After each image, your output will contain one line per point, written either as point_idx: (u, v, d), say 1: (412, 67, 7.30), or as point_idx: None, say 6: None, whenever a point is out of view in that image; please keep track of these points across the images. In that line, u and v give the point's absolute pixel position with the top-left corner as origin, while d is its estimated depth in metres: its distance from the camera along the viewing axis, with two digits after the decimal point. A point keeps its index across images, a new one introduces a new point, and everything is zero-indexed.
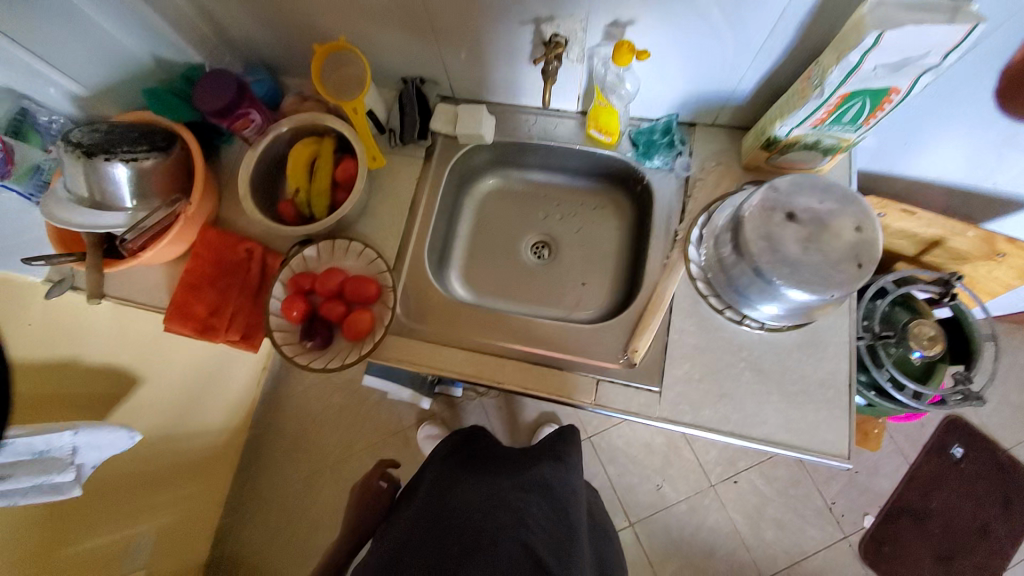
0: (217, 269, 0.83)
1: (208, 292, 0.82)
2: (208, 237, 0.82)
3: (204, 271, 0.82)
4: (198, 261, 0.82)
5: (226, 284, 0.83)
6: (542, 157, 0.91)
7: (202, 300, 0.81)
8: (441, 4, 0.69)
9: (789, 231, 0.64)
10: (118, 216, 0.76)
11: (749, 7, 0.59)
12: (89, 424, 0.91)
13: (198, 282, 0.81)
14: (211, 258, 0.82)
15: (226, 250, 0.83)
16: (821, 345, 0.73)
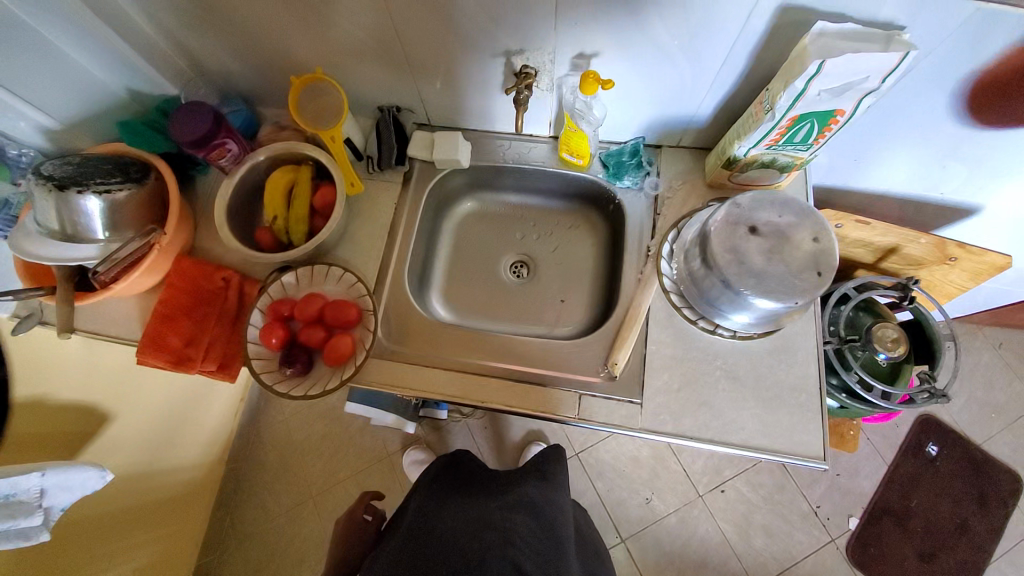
0: (192, 298, 0.82)
1: (183, 323, 0.81)
2: (183, 266, 0.82)
3: (180, 301, 0.81)
4: (174, 291, 0.81)
5: (202, 313, 0.82)
6: (517, 179, 0.93)
7: (177, 331, 0.80)
8: (414, 37, 0.72)
9: (753, 244, 0.67)
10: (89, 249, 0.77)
11: (703, 38, 0.64)
12: (59, 464, 0.88)
13: (173, 312, 0.80)
14: (187, 287, 0.82)
15: (202, 279, 0.82)
16: (792, 350, 0.76)
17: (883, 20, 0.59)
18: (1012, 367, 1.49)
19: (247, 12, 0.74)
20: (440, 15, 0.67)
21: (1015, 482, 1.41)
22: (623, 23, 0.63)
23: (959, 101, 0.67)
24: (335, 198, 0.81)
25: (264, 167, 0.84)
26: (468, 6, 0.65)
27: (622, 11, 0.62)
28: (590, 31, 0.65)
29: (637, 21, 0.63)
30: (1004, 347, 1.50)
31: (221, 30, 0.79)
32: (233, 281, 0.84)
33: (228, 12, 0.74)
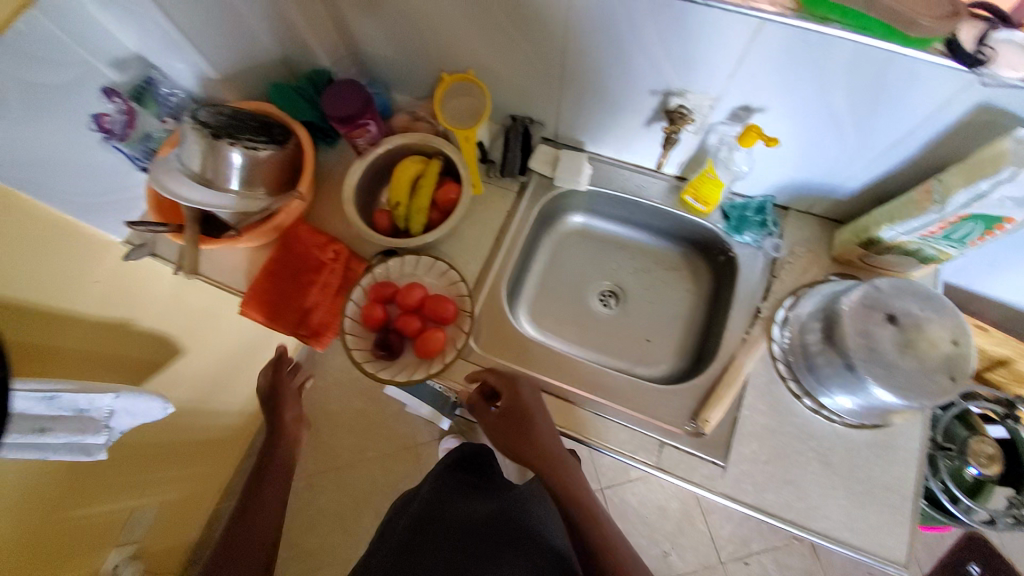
0: (302, 265, 0.85)
1: (289, 285, 0.85)
2: (298, 232, 0.86)
3: (289, 264, 0.85)
4: (286, 254, 0.86)
5: (302, 279, 0.85)
6: (628, 210, 0.93)
7: (282, 292, 0.85)
8: (577, 57, 0.73)
9: (886, 333, 0.64)
10: (225, 199, 0.78)
11: (884, 115, 0.62)
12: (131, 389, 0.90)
13: (282, 274, 0.85)
14: (299, 253, 0.85)
15: (312, 248, 0.85)
16: (891, 447, 0.72)
17: None
18: None
19: (420, 6, 0.76)
20: (613, 41, 0.67)
21: None
22: (804, 86, 0.62)
23: None
24: (458, 196, 0.83)
25: (394, 151, 0.86)
26: (645, 39, 0.65)
27: (810, 75, 0.61)
28: (764, 87, 0.65)
29: (818, 89, 0.62)
30: None
31: (387, 16, 0.81)
32: (341, 257, 0.86)
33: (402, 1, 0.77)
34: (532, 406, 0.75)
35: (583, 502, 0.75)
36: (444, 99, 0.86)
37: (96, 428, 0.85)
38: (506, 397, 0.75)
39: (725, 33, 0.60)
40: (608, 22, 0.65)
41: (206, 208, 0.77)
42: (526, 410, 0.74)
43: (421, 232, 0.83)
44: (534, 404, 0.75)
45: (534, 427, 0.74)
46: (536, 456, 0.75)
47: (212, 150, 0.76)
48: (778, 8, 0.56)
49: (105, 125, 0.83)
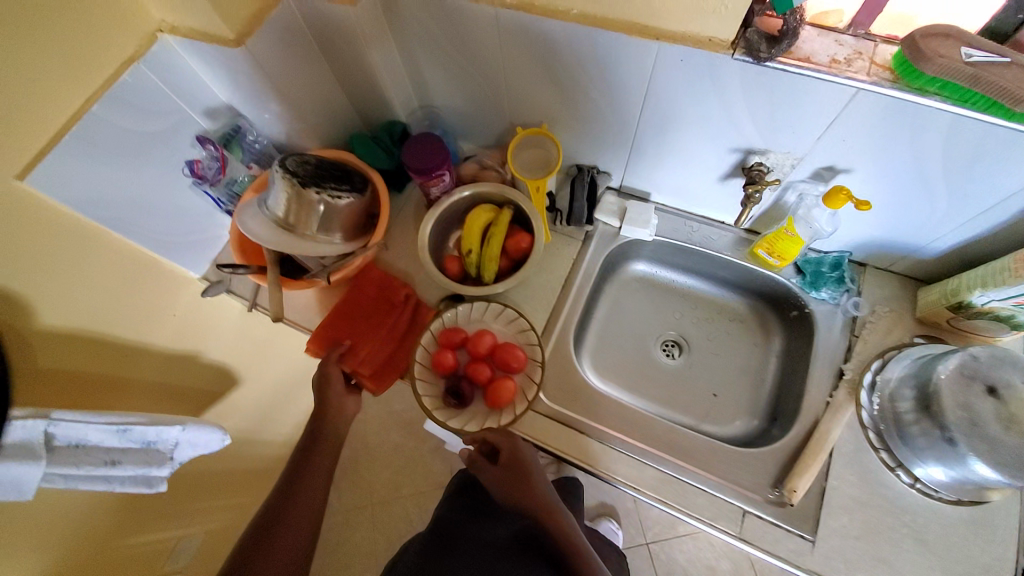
0: (376, 308, 0.87)
1: (360, 326, 0.86)
2: (376, 277, 0.88)
3: (364, 306, 0.86)
4: (361, 295, 0.87)
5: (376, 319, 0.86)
6: (694, 261, 0.92)
7: (353, 332, 0.85)
8: (656, 116, 0.74)
9: (989, 407, 0.61)
10: (269, 233, 0.79)
11: (979, 181, 0.61)
12: (198, 419, 0.78)
13: (354, 313, 0.86)
14: (374, 296, 0.87)
15: (388, 291, 0.87)
16: (995, 529, 0.67)
17: None
18: None
19: (502, 67, 0.80)
20: (696, 102, 0.68)
21: None
22: (894, 150, 0.62)
23: None
24: (529, 246, 0.84)
25: (466, 199, 0.88)
26: (730, 103, 0.66)
27: (901, 140, 0.60)
28: (850, 151, 0.65)
29: (909, 155, 0.62)
30: None
31: (467, 74, 0.86)
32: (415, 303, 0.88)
33: (483, 62, 0.81)
34: (527, 457, 0.73)
35: (582, 547, 0.71)
36: (517, 150, 0.87)
37: (161, 462, 0.73)
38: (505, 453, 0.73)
39: (815, 100, 0.60)
40: (693, 86, 0.66)
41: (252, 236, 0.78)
42: (523, 461, 0.72)
43: (490, 281, 0.84)
44: (527, 455, 0.73)
45: (534, 476, 0.72)
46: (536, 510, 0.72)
47: (300, 197, 0.79)
48: (874, 79, 0.56)
49: (198, 170, 0.87)
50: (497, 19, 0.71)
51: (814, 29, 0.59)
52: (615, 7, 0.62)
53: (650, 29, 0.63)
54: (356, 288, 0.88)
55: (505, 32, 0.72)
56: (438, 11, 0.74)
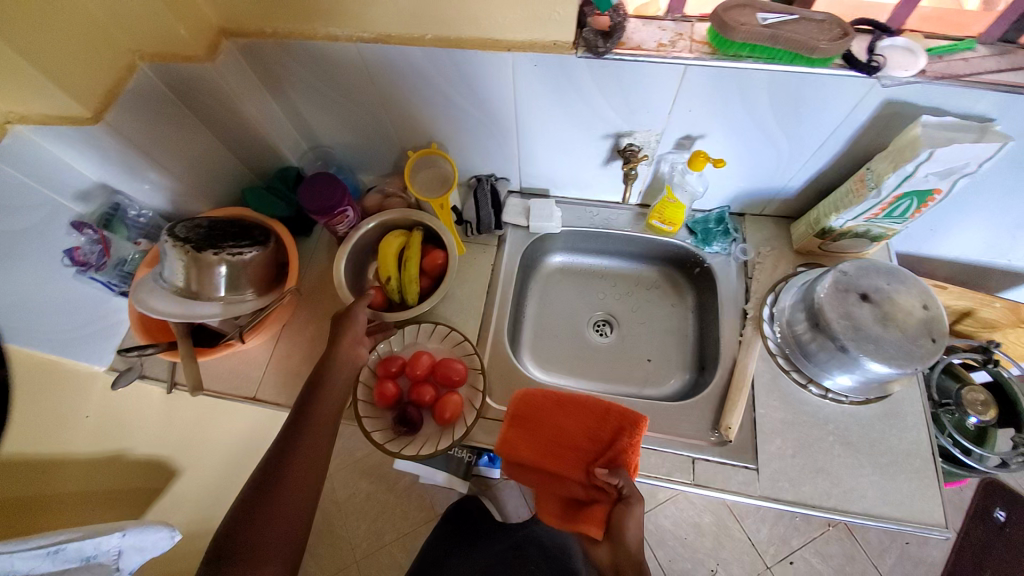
0: (558, 445, 0.75)
1: (542, 443, 0.76)
2: (608, 433, 0.73)
3: (563, 429, 0.75)
4: (577, 414, 0.76)
5: (549, 440, 0.76)
6: (602, 242, 0.99)
7: (536, 444, 0.76)
8: (532, 117, 0.79)
9: (867, 311, 0.69)
10: (164, 300, 0.76)
11: (807, 123, 0.70)
12: (137, 521, 0.70)
13: (537, 425, 0.76)
14: (585, 432, 0.74)
15: (601, 442, 0.73)
16: (902, 416, 0.75)
17: (977, 113, 0.65)
18: None
19: (379, 96, 0.82)
20: (564, 99, 0.74)
21: None
22: (733, 110, 0.70)
23: None
24: (446, 262, 0.86)
25: (373, 231, 0.89)
26: (590, 96, 0.73)
27: (736, 101, 0.68)
28: (700, 119, 0.73)
29: (747, 113, 0.70)
30: None
31: (347, 109, 0.87)
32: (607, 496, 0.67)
33: (360, 94, 0.83)
34: (630, 536, 0.62)
35: None
36: (412, 174, 0.90)
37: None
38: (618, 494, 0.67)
39: (657, 80, 0.67)
40: (554, 85, 0.72)
41: (143, 309, 0.75)
42: (626, 541, 0.61)
43: (417, 303, 0.85)
44: (632, 526, 0.63)
45: (634, 553, 0.60)
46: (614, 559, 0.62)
47: (206, 267, 0.76)
48: (696, 54, 0.64)
49: (80, 258, 0.81)
50: (361, 53, 0.74)
51: (638, 19, 0.66)
52: (463, 27, 0.67)
53: (500, 42, 0.68)
54: (585, 398, 0.76)
55: (374, 63, 0.76)
56: (302, 53, 0.76)
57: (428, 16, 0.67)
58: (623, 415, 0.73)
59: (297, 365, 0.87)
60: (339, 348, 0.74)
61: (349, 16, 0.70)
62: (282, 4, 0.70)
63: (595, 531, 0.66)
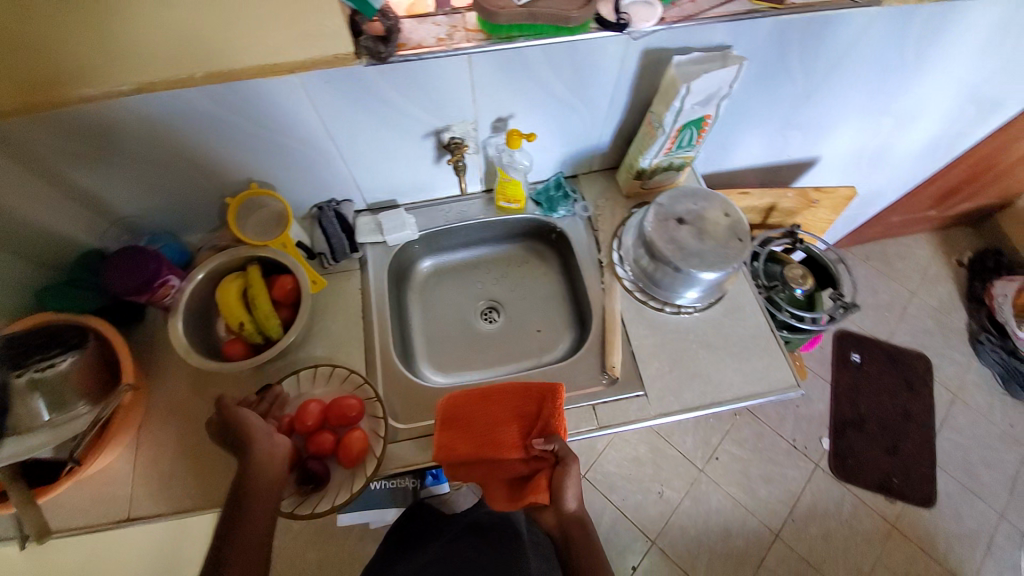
0: (493, 434, 0.75)
1: (477, 435, 0.75)
2: (535, 409, 0.75)
3: (492, 415, 0.76)
4: (502, 401, 0.77)
5: (483, 430, 0.75)
6: (465, 235, 1.01)
7: (472, 437, 0.75)
8: (347, 133, 0.78)
9: (685, 231, 0.80)
10: None
11: (593, 84, 0.77)
12: None
13: (467, 419, 0.76)
14: (515, 413, 0.76)
15: (531, 419, 0.75)
16: (741, 307, 0.88)
17: (717, 43, 0.74)
18: (882, 273, 1.98)
19: (172, 148, 0.74)
20: (370, 107, 0.74)
21: (919, 363, 1.84)
22: (527, 86, 0.75)
23: (777, 87, 0.88)
24: (297, 284, 0.81)
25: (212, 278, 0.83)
26: (394, 102, 0.73)
27: (525, 77, 0.73)
28: (503, 100, 0.77)
29: (541, 86, 0.75)
30: (870, 260, 2.00)
31: (139, 171, 0.77)
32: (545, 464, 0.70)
33: (149, 152, 0.74)
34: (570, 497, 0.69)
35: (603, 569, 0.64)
36: (240, 219, 0.83)
37: None
38: (556, 460, 0.71)
39: (447, 74, 0.70)
40: (355, 99, 0.72)
41: None
42: (566, 502, 0.68)
43: (283, 335, 0.79)
44: (571, 484, 0.69)
45: (575, 511, 0.69)
46: (560, 520, 0.69)
47: (18, 402, 0.66)
48: (474, 43, 0.67)
49: None
50: (129, 110, 0.67)
51: (412, 19, 0.67)
52: (235, 57, 0.64)
53: (280, 65, 0.65)
54: (505, 383, 0.79)
55: (149, 115, 0.68)
56: (51, 125, 0.66)
57: (188, 51, 0.62)
58: (543, 386, 0.76)
59: (173, 463, 0.78)
60: (258, 442, 0.67)
61: (95, 73, 0.62)
62: (9, 74, 0.60)
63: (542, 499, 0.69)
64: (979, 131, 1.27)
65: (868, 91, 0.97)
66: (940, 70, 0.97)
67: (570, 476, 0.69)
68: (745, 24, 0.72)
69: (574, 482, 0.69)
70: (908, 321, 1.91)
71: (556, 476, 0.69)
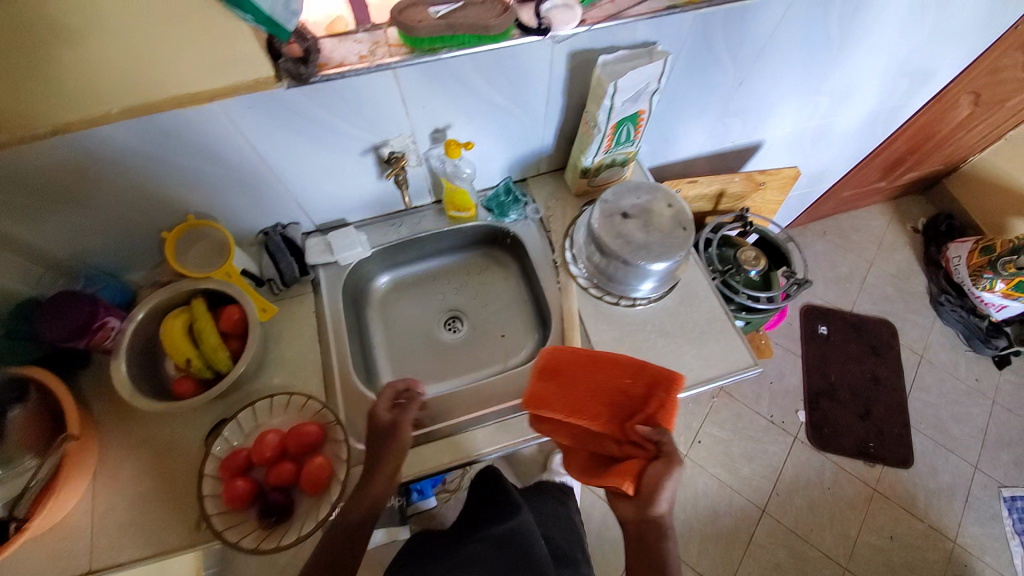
0: (589, 402, 0.73)
1: (579, 396, 0.74)
2: (643, 393, 0.72)
3: (605, 385, 0.74)
4: (614, 373, 0.74)
5: (588, 395, 0.74)
6: (421, 247, 1.00)
7: (576, 398, 0.74)
8: (283, 157, 0.77)
9: (631, 225, 0.81)
10: None
11: (526, 89, 0.77)
12: None
13: (570, 380, 0.75)
14: (623, 391, 0.73)
15: (639, 402, 0.71)
16: (695, 293, 0.90)
17: (642, 40, 0.75)
18: (840, 245, 2.05)
19: (100, 187, 0.72)
20: (302, 129, 0.73)
21: (884, 328, 1.89)
22: (460, 95, 0.75)
23: (710, 77, 0.90)
24: (244, 314, 0.79)
25: (159, 316, 0.81)
26: (325, 122, 0.72)
27: (455, 86, 0.73)
28: (438, 111, 0.77)
29: (473, 94, 0.75)
30: (828, 234, 2.07)
31: (67, 214, 0.75)
32: (646, 453, 0.66)
33: (74, 193, 0.72)
34: (663, 501, 0.63)
35: None
36: (180, 251, 0.81)
37: None
38: (658, 455, 0.66)
39: (376, 91, 0.69)
40: (285, 122, 0.71)
41: None
42: (656, 504, 0.62)
43: (232, 366, 0.78)
44: (667, 488, 0.63)
45: (659, 516, 0.63)
46: (633, 514, 0.64)
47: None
48: (397, 57, 0.66)
49: None
50: (47, 153, 0.64)
51: (332, 38, 0.66)
52: (155, 88, 0.62)
53: (203, 92, 0.64)
54: (618, 356, 0.76)
55: (70, 156, 0.66)
56: None
57: (101, 88, 0.60)
58: (659, 372, 0.73)
59: (133, 511, 0.75)
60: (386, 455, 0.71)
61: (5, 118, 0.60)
62: None
63: (629, 486, 0.65)
64: (913, 102, 1.33)
65: (800, 74, 1.00)
66: (865, 47, 1.00)
67: (667, 476, 0.63)
68: (667, 20, 0.73)
69: (669, 483, 0.63)
70: (869, 289, 1.97)
71: (649, 468, 0.65)
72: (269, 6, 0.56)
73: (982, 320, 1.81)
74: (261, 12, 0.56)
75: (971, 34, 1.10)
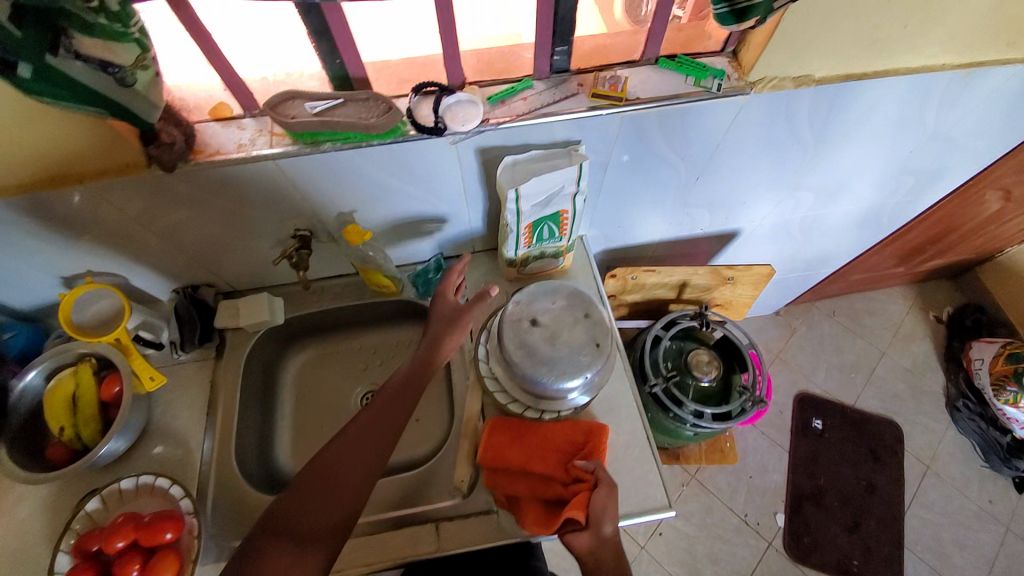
0: (541, 448, 0.73)
1: (530, 447, 0.73)
2: (581, 435, 0.73)
3: (551, 432, 0.74)
4: (558, 426, 0.75)
5: (538, 444, 0.73)
6: (344, 316, 0.95)
7: (526, 449, 0.73)
8: (181, 226, 0.75)
9: (537, 334, 0.73)
10: None
11: (436, 178, 0.72)
12: None
13: (520, 433, 0.74)
14: (566, 436, 0.74)
15: (580, 442, 0.73)
16: (616, 410, 0.80)
17: (561, 138, 0.69)
18: (850, 329, 1.87)
19: None
20: (192, 203, 0.70)
21: (889, 430, 1.70)
22: (361, 180, 0.70)
23: (658, 171, 0.82)
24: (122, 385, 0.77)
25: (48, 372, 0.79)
26: (213, 198, 0.69)
27: (353, 174, 0.69)
28: (343, 195, 0.73)
29: (377, 181, 0.71)
30: (837, 314, 1.90)
31: None
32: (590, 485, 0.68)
33: None
34: (609, 523, 0.66)
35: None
36: (77, 312, 0.80)
37: None
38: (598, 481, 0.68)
39: (263, 176, 0.66)
40: (171, 197, 0.68)
41: None
42: (604, 523, 0.65)
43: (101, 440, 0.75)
44: (611, 510, 0.66)
45: (609, 538, 0.65)
46: (586, 541, 0.65)
47: None
48: (278, 148, 0.63)
49: None
50: None
51: (216, 123, 0.64)
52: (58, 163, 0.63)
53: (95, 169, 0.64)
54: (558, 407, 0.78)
55: None
56: None
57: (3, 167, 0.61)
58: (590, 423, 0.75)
59: None
60: (436, 331, 0.75)
61: None
62: None
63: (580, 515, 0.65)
64: (924, 198, 1.19)
65: (772, 170, 0.90)
66: (854, 146, 0.89)
67: (608, 495, 0.67)
68: (587, 119, 0.67)
69: (608, 502, 0.66)
70: (878, 383, 1.78)
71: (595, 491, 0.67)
72: (128, 100, 0.53)
73: (1001, 435, 1.59)
74: (118, 105, 0.53)
75: (990, 137, 0.97)
